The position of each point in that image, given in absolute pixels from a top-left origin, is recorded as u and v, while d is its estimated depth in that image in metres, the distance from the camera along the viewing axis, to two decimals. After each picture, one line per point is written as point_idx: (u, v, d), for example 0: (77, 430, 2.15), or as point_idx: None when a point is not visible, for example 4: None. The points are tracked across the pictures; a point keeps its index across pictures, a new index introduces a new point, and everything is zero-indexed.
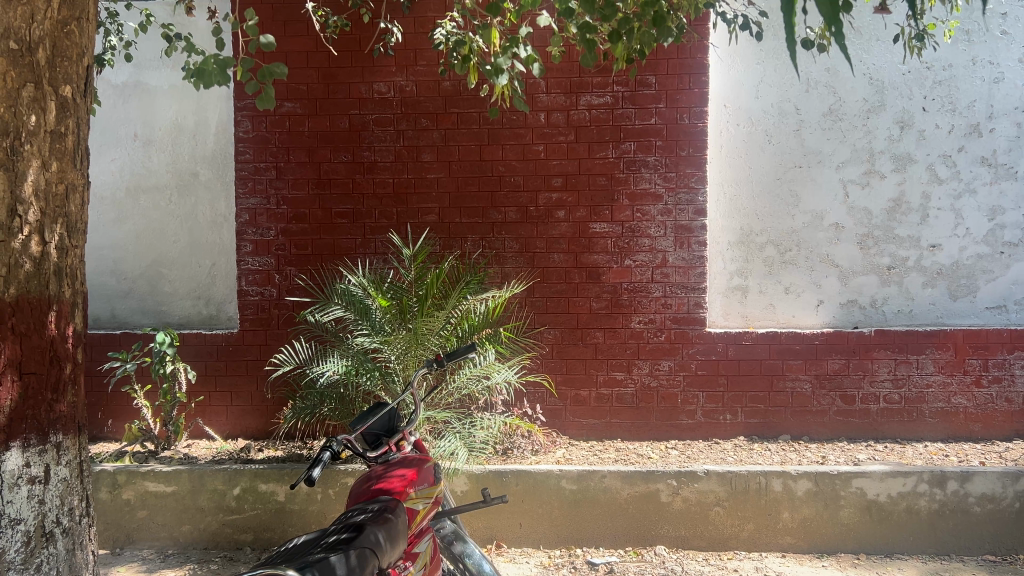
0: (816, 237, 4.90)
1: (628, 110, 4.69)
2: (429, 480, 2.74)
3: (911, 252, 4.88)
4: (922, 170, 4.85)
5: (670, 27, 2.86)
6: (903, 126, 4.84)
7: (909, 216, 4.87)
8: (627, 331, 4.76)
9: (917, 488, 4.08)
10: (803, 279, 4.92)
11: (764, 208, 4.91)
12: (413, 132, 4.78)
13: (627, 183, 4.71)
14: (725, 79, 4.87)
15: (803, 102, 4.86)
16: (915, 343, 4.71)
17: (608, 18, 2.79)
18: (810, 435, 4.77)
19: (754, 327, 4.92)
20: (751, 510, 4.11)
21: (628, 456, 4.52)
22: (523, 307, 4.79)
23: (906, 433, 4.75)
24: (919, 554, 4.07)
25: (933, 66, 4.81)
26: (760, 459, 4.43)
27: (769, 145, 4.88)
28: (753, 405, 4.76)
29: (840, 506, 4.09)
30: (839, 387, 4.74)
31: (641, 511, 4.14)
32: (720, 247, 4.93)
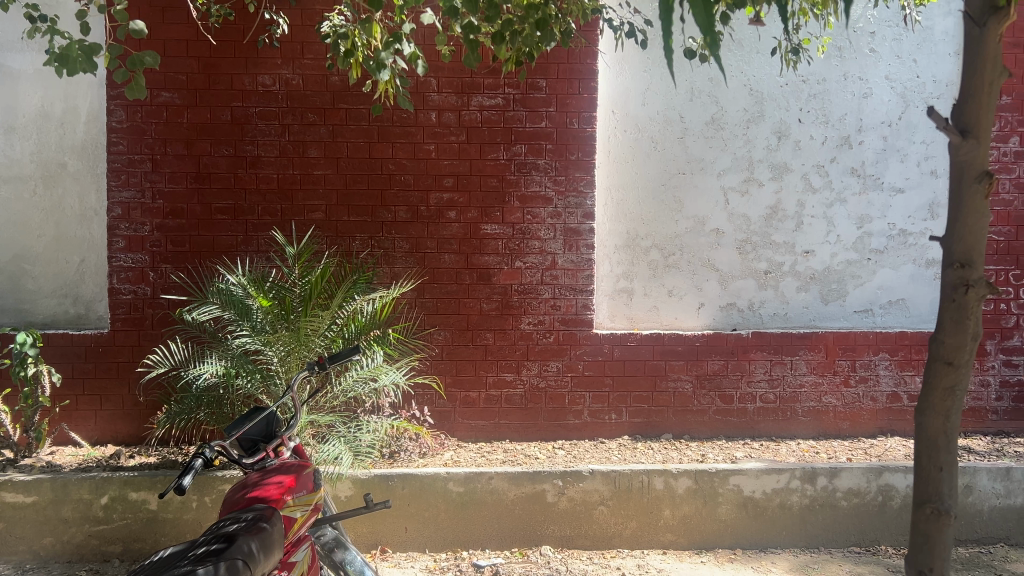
0: (698, 242, 5.05)
1: (519, 112, 4.71)
2: (308, 486, 2.66)
3: (785, 257, 5.09)
4: (798, 179, 5.06)
5: (553, 33, 2.91)
6: (780, 136, 5.04)
7: (785, 222, 5.08)
8: (516, 332, 4.78)
9: (790, 484, 4.24)
10: (685, 282, 5.05)
11: (649, 212, 5.01)
12: (299, 127, 4.65)
13: (517, 186, 4.73)
14: (613, 84, 4.95)
15: (686, 110, 4.99)
16: (789, 345, 4.91)
17: (492, 20, 2.79)
18: (691, 434, 4.91)
19: (639, 329, 5.02)
20: (634, 508, 4.19)
21: (515, 457, 4.52)
22: (412, 308, 4.73)
23: (780, 431, 4.94)
24: (791, 547, 4.23)
25: (808, 79, 5.03)
26: (643, 458, 4.52)
27: (655, 151, 4.99)
28: (638, 405, 4.86)
29: (718, 502, 4.22)
30: (718, 387, 4.89)
31: (526, 512, 4.15)
32: (607, 249, 5.01)
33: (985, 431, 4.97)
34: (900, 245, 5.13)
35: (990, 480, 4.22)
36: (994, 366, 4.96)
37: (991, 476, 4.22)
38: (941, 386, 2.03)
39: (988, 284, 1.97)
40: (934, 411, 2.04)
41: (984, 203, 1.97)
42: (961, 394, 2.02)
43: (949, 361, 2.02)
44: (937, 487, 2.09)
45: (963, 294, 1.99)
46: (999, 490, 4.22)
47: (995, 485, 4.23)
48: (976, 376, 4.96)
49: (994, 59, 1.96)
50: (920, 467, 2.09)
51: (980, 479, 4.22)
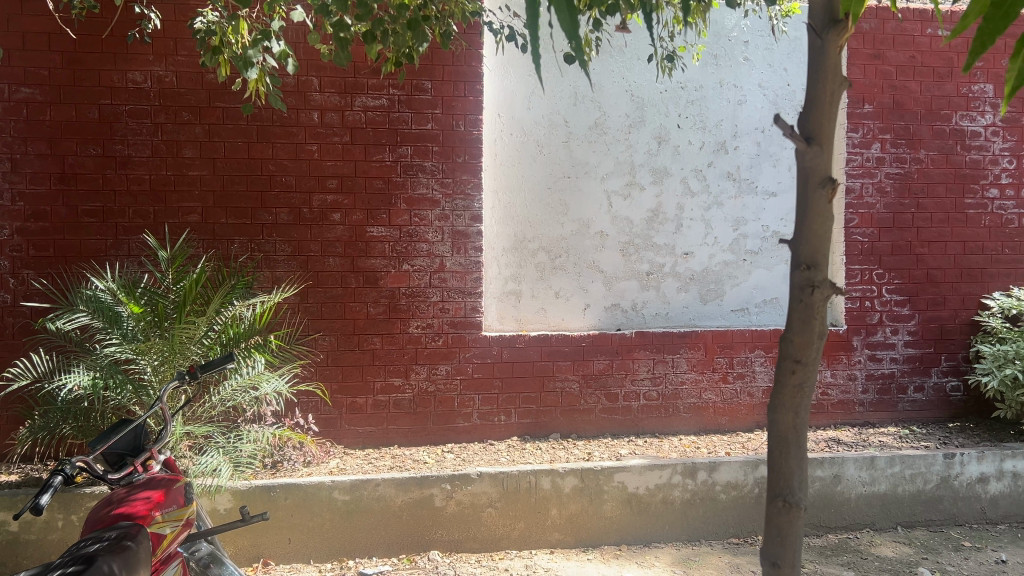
0: (583, 244, 5.12)
1: (404, 113, 4.67)
2: (178, 501, 2.56)
3: (666, 259, 5.23)
4: (677, 183, 5.21)
5: (425, 34, 2.86)
6: (660, 141, 5.18)
7: (665, 225, 5.22)
8: (404, 336, 4.73)
9: (672, 479, 4.36)
10: (571, 284, 5.12)
11: (535, 215, 5.05)
12: (172, 126, 4.47)
13: (403, 188, 4.68)
14: (498, 88, 4.98)
15: (570, 114, 5.07)
16: (671, 344, 5.05)
17: (363, 19, 2.75)
18: (578, 433, 4.97)
19: (527, 330, 5.04)
20: (522, 509, 4.21)
21: (403, 463, 4.47)
22: (295, 313, 4.61)
23: (663, 427, 5.07)
24: (674, 541, 4.35)
25: (685, 86, 5.19)
26: (531, 459, 4.55)
27: (540, 155, 5.04)
28: (526, 406, 4.89)
29: (604, 499, 4.29)
30: (604, 386, 4.98)
31: (413, 517, 4.11)
32: (494, 252, 5.01)
33: (853, 422, 5.24)
34: (773, 246, 5.36)
35: (856, 469, 4.45)
36: (860, 360, 5.23)
37: (857, 465, 4.45)
38: (788, 385, 1.75)
39: (837, 285, 1.70)
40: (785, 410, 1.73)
41: (829, 209, 1.69)
42: (811, 392, 1.74)
43: (798, 359, 1.73)
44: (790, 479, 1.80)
45: (809, 297, 1.71)
46: (864, 478, 4.46)
47: (861, 474, 4.46)
48: (844, 370, 5.22)
49: (837, 66, 1.68)
50: (772, 461, 1.79)
51: (847, 469, 4.44)
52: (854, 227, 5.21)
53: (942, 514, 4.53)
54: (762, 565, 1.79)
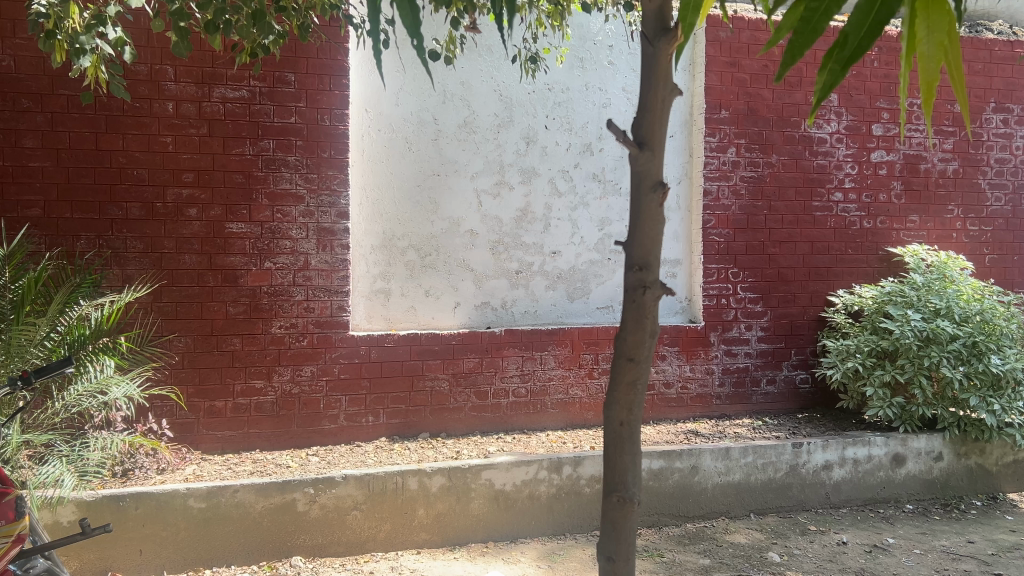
0: (453, 242, 5.10)
1: (266, 106, 4.53)
2: (8, 516, 2.37)
3: (535, 258, 5.29)
4: (545, 183, 5.28)
5: (274, 25, 2.78)
6: (529, 141, 5.23)
7: (534, 225, 5.27)
8: (267, 336, 4.58)
9: (538, 475, 4.41)
10: (441, 282, 5.08)
11: (404, 213, 4.99)
12: (10, 114, 4.17)
13: (265, 183, 4.54)
14: (365, 83, 4.90)
15: (439, 112, 5.04)
16: (539, 341, 5.12)
17: (206, 7, 2.65)
18: (447, 431, 4.96)
19: (396, 329, 4.97)
20: (388, 510, 4.16)
21: (265, 467, 4.33)
22: (147, 313, 4.39)
23: (532, 423, 5.13)
24: (540, 536, 4.41)
25: (552, 88, 5.27)
26: (399, 459, 4.50)
27: (408, 152, 4.99)
28: (394, 406, 4.84)
29: (471, 497, 4.30)
30: (473, 384, 4.99)
31: (275, 523, 3.99)
32: (363, 249, 4.91)
33: (710, 415, 5.46)
34: None
35: (712, 460, 4.64)
36: (717, 355, 5.46)
37: (713, 456, 4.64)
38: (622, 383, 1.78)
39: (667, 286, 1.76)
40: (618, 407, 1.78)
41: (660, 213, 1.75)
42: (644, 390, 1.79)
43: (632, 357, 1.77)
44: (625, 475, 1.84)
45: (641, 297, 1.76)
46: (720, 468, 4.65)
47: (717, 464, 4.65)
48: (703, 365, 5.44)
49: (669, 75, 1.74)
50: (607, 459, 1.82)
51: (704, 460, 4.62)
52: (712, 227, 5.42)
53: (790, 501, 4.79)
54: (598, 562, 1.83)
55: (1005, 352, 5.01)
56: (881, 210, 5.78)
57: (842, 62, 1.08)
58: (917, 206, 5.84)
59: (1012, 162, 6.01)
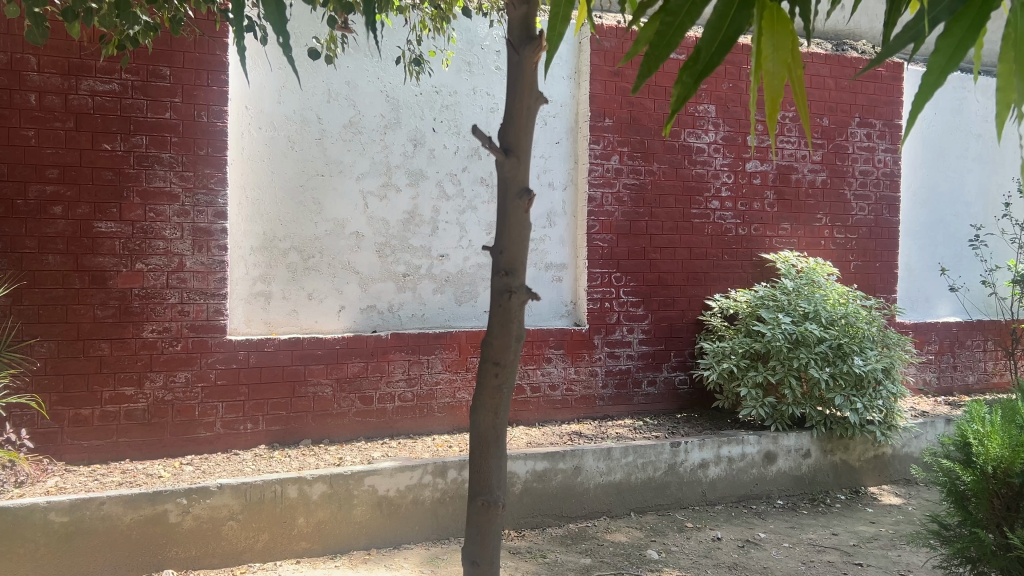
0: (337, 244, 5.00)
1: (138, 100, 4.34)
2: None
3: (422, 261, 5.25)
4: (432, 186, 5.26)
5: (138, 16, 2.68)
6: (416, 143, 5.20)
7: (421, 227, 5.24)
8: (138, 341, 4.39)
9: (422, 480, 4.39)
10: (324, 285, 4.98)
11: (286, 214, 4.87)
12: None
13: (137, 180, 4.35)
14: (246, 80, 4.76)
15: (323, 111, 4.95)
16: (425, 345, 5.09)
17: None
18: (330, 438, 4.87)
19: (277, 333, 4.84)
20: (266, 520, 4.05)
21: (135, 478, 4.14)
22: (5, 317, 4.13)
23: (418, 428, 5.10)
24: (424, 541, 4.38)
25: (440, 90, 5.26)
26: (278, 467, 4.38)
27: (291, 151, 4.87)
28: (275, 412, 4.71)
29: (353, 504, 4.23)
30: (357, 389, 4.92)
31: (144, 536, 3.82)
32: (242, 251, 4.76)
33: (594, 416, 5.57)
34: None
35: (595, 461, 4.72)
36: (601, 357, 5.57)
37: (596, 457, 4.73)
38: (488, 387, 1.80)
39: (531, 289, 1.80)
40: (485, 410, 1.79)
41: (527, 217, 1.78)
42: (509, 394, 1.81)
43: (497, 361, 1.79)
44: (489, 477, 1.86)
45: (506, 301, 1.78)
46: (602, 468, 4.74)
47: (599, 465, 4.74)
48: (587, 367, 5.54)
49: (533, 82, 1.78)
50: (472, 463, 1.83)
51: (587, 461, 4.70)
52: (596, 233, 5.53)
53: (669, 498, 4.93)
54: (463, 565, 1.84)
55: (867, 353, 5.31)
56: (755, 218, 6.03)
57: (695, 75, 1.13)
58: (788, 214, 6.13)
59: (874, 174, 6.38)
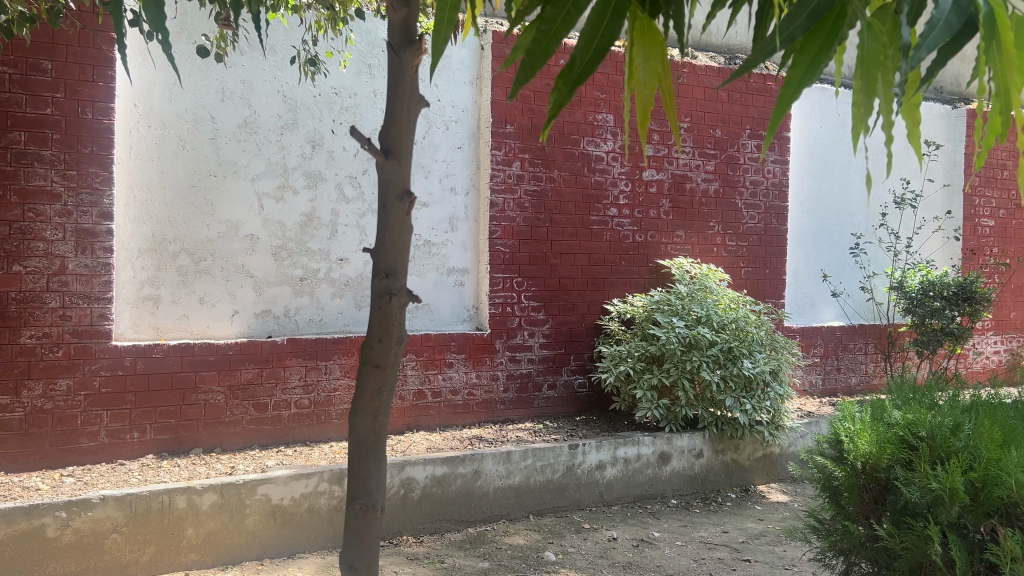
0: (231, 247, 4.88)
1: (17, 95, 4.13)
2: None
3: (320, 265, 5.17)
4: (331, 188, 5.19)
5: None
6: (314, 145, 5.12)
7: (319, 230, 5.16)
8: (14, 347, 4.17)
9: (318, 487, 4.31)
10: (217, 289, 4.85)
11: (177, 215, 4.71)
12: None
13: (14, 178, 4.14)
14: (134, 76, 4.59)
15: (217, 110, 4.82)
16: (323, 350, 5.01)
17: None
18: (222, 446, 4.73)
19: (166, 339, 4.68)
20: (152, 532, 3.90)
21: (9, 492, 3.92)
22: None
23: (315, 435, 5.02)
24: (319, 550, 4.31)
25: (339, 92, 5.20)
26: (166, 477, 4.23)
27: (183, 151, 4.72)
28: (163, 420, 4.55)
29: (245, 514, 4.12)
30: (251, 396, 4.80)
31: (19, 552, 3.62)
32: (128, 253, 4.58)
33: (495, 420, 5.60)
34: (424, 254, 5.48)
35: (494, 465, 4.75)
36: (502, 362, 5.60)
37: (495, 460, 4.75)
38: (367, 390, 1.78)
39: (412, 292, 1.80)
40: (364, 413, 1.77)
41: (408, 220, 1.78)
42: (389, 398, 1.80)
43: (377, 364, 1.78)
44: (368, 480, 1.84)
45: (387, 304, 1.78)
46: (501, 471, 4.76)
47: (498, 468, 4.76)
48: (488, 371, 5.56)
49: (415, 84, 1.78)
50: (350, 467, 1.81)
51: (486, 465, 4.71)
52: (497, 238, 5.56)
53: (567, 500, 4.99)
54: (341, 571, 1.81)
55: (756, 356, 5.52)
56: (651, 225, 6.18)
57: (570, 83, 1.16)
58: (683, 222, 6.31)
59: (764, 184, 6.64)
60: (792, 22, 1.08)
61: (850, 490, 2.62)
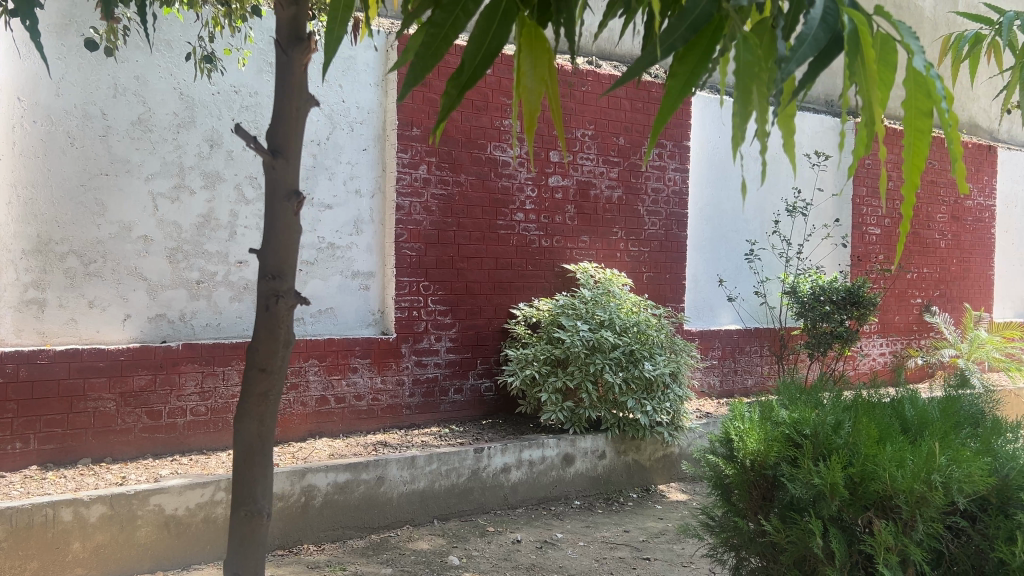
0: (123, 249, 4.70)
1: None
2: None
3: (218, 267, 5.03)
4: (230, 189, 5.05)
5: None
6: (212, 144, 4.98)
7: (217, 232, 5.02)
8: None
9: (214, 497, 4.19)
10: (108, 292, 4.66)
11: (64, 215, 4.51)
12: None
13: None
14: (18, 69, 4.37)
15: (108, 106, 4.63)
16: (221, 356, 4.87)
17: None
18: (113, 456, 4.55)
19: (52, 344, 4.47)
20: (35, 547, 3.71)
21: None
22: None
23: (212, 443, 4.88)
24: (215, 561, 4.19)
25: (239, 91, 5.08)
26: (51, 489, 4.04)
27: (71, 148, 4.52)
28: (49, 430, 4.34)
29: (136, 526, 3.97)
30: (144, 404, 4.63)
31: None
32: (10, 255, 4.36)
33: (400, 425, 5.56)
34: (328, 257, 5.39)
35: (398, 470, 4.71)
36: (407, 366, 5.57)
37: (399, 466, 4.71)
38: (253, 394, 1.75)
39: (301, 294, 1.77)
40: (251, 418, 1.73)
41: (297, 220, 1.75)
42: (276, 401, 1.77)
43: (263, 367, 1.74)
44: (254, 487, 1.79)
45: (274, 306, 1.75)
46: (405, 477, 4.73)
47: (402, 474, 4.73)
48: (393, 376, 5.51)
49: (303, 83, 1.75)
50: (236, 474, 1.76)
51: (390, 470, 4.67)
52: (403, 241, 5.52)
53: (472, 504, 4.99)
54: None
55: (656, 358, 5.65)
56: (557, 230, 6.25)
57: (460, 87, 1.17)
58: (588, 228, 6.41)
59: (666, 192, 6.81)
60: (672, 32, 1.12)
61: (740, 487, 2.71)
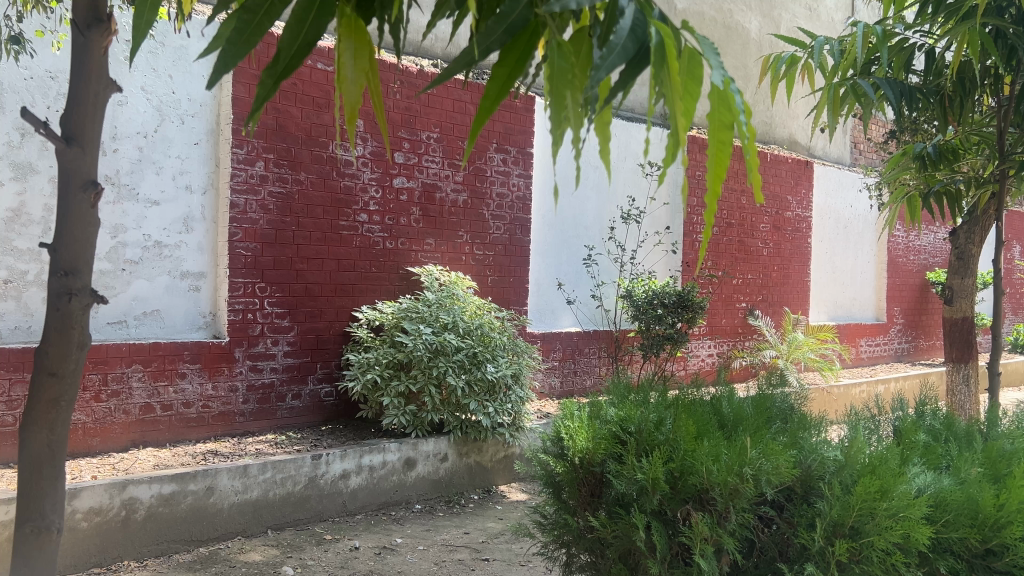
0: None
1: None
2: None
3: (30, 265, 4.66)
4: (44, 182, 4.69)
5: None
6: (24, 133, 4.61)
7: (29, 227, 4.65)
8: None
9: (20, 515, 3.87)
10: None
11: None
12: None
13: None
14: None
15: None
16: (31, 361, 4.51)
17: None
18: None
19: None
20: None
21: None
22: None
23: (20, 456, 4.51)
24: None
25: (55, 76, 4.73)
26: None
27: None
28: None
29: None
30: None
31: None
32: None
33: (232, 433, 5.34)
34: (154, 256, 5.11)
35: (229, 479, 4.52)
36: (241, 371, 5.36)
37: (230, 475, 4.52)
38: (41, 400, 1.62)
39: (96, 292, 1.68)
40: (37, 427, 1.61)
41: (92, 213, 1.67)
42: (68, 408, 1.66)
43: (53, 372, 1.63)
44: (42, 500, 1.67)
45: (65, 305, 1.64)
46: (237, 487, 4.54)
47: (233, 483, 4.54)
48: (225, 382, 5.29)
49: (101, 67, 1.68)
50: (20, 487, 1.63)
51: (220, 480, 4.47)
52: (238, 240, 5.31)
53: (308, 512, 4.86)
54: None
55: (498, 361, 5.71)
56: (401, 232, 6.19)
57: (276, 76, 1.13)
58: (432, 230, 6.39)
59: (509, 197, 6.90)
60: (489, 35, 1.12)
61: (569, 485, 2.78)
